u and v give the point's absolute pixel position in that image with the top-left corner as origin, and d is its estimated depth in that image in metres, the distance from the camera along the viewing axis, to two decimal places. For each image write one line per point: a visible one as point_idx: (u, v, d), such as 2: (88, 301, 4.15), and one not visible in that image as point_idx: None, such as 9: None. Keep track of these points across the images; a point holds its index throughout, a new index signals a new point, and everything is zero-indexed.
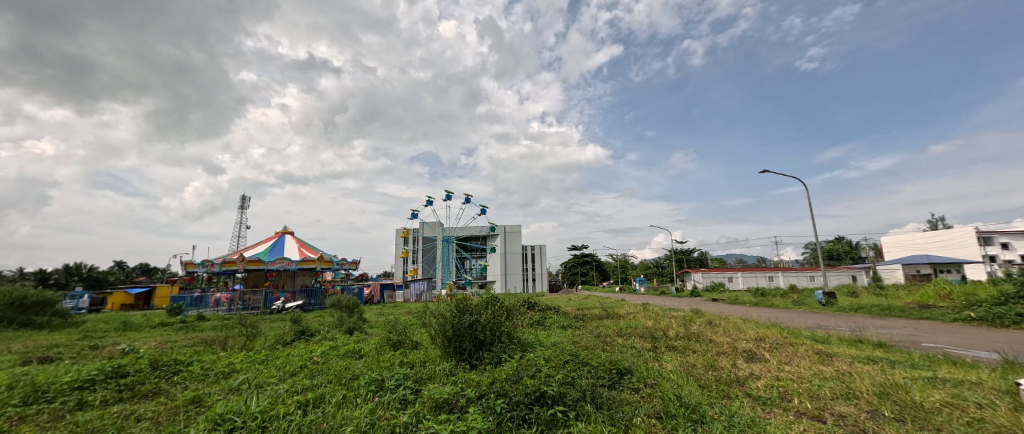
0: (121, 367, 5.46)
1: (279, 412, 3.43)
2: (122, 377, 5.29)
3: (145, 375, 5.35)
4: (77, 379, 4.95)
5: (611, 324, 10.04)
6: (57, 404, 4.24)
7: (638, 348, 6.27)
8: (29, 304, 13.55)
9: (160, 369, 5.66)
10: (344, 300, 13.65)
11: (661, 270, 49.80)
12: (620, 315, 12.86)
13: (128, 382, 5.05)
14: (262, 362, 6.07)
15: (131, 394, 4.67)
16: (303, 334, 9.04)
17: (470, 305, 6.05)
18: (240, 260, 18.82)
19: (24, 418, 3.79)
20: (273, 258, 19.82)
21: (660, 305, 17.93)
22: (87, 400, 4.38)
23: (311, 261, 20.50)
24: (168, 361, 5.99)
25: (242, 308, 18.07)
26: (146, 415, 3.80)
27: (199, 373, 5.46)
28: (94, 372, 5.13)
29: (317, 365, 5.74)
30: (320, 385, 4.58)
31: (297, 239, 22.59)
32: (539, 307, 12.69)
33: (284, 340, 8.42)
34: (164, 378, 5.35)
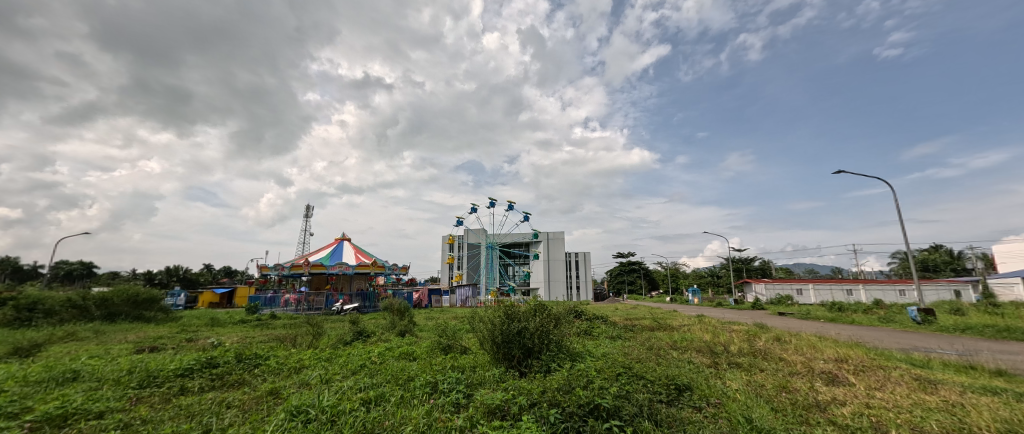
0: (213, 358, 6.19)
1: (345, 408, 3.69)
2: (214, 367, 5.99)
3: (231, 367, 6.00)
4: (180, 367, 5.70)
5: (664, 337, 9.52)
6: (164, 388, 4.90)
7: (697, 363, 5.86)
8: (141, 300, 15.85)
9: (243, 362, 6.32)
10: (396, 304, 14.35)
11: (718, 280, 46.46)
12: (674, 326, 12.17)
13: (218, 372, 5.71)
14: (327, 360, 6.55)
15: (221, 383, 5.27)
16: (361, 335, 9.64)
17: (518, 312, 6.05)
18: (305, 264, 20.57)
19: (141, 399, 4.44)
20: (333, 263, 21.42)
21: (718, 318, 16.74)
22: (187, 386, 5.01)
23: (366, 266, 21.85)
24: (250, 355, 6.69)
25: (306, 308, 19.67)
26: (234, 403, 4.27)
27: (274, 367, 6.02)
28: (193, 363, 5.86)
29: (375, 365, 6.07)
30: (379, 384, 4.84)
31: (353, 245, 24.19)
32: (586, 316, 12.38)
33: (345, 339, 9.03)
34: (246, 370, 5.96)
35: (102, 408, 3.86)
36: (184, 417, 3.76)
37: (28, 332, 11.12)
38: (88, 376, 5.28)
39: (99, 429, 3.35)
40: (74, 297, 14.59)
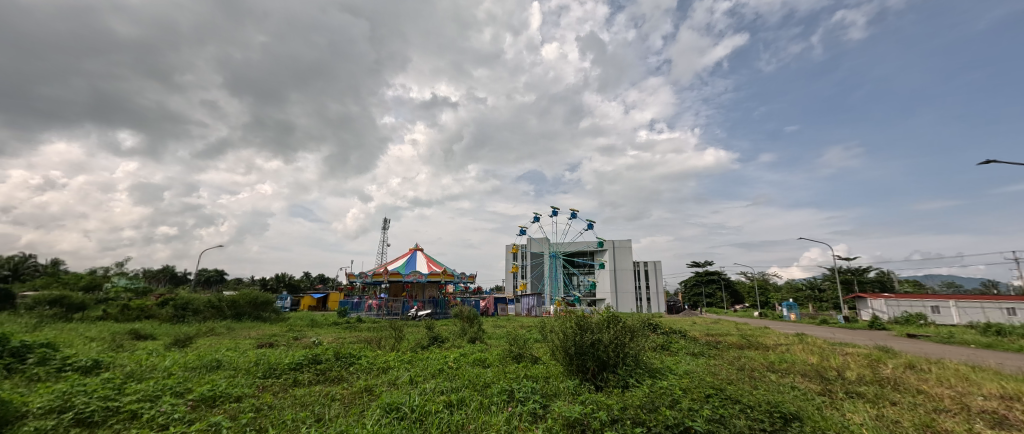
0: (317, 355, 7.02)
1: (431, 409, 3.91)
2: (318, 362, 6.81)
3: (331, 363, 6.74)
4: (292, 361, 6.57)
5: (757, 356, 8.47)
6: (282, 379, 5.67)
7: (803, 390, 5.09)
8: (259, 302, 18.68)
9: (340, 360, 7.06)
10: (466, 311, 14.90)
11: (819, 294, 40.24)
12: (768, 345, 10.77)
13: (322, 368, 6.47)
14: (409, 363, 7.02)
15: (325, 378, 5.96)
16: (437, 340, 10.16)
17: (591, 323, 5.85)
18: (385, 272, 22.44)
19: (266, 388, 5.21)
20: (408, 271, 23.06)
21: (824, 338, 14.43)
22: (299, 379, 5.74)
23: (437, 274, 23.12)
24: (346, 354, 7.46)
25: (386, 313, 21.35)
26: (336, 396, 4.78)
27: (366, 367, 6.62)
28: (302, 358, 6.73)
29: (454, 370, 6.35)
30: (459, 389, 5.04)
31: (425, 255, 25.74)
32: (662, 330, 11.56)
33: (422, 344, 9.58)
34: (342, 368, 6.64)
35: (239, 393, 4.59)
36: (299, 406, 4.30)
37: (182, 327, 13.79)
38: (227, 365, 6.35)
39: (239, 411, 3.98)
40: (212, 299, 17.69)
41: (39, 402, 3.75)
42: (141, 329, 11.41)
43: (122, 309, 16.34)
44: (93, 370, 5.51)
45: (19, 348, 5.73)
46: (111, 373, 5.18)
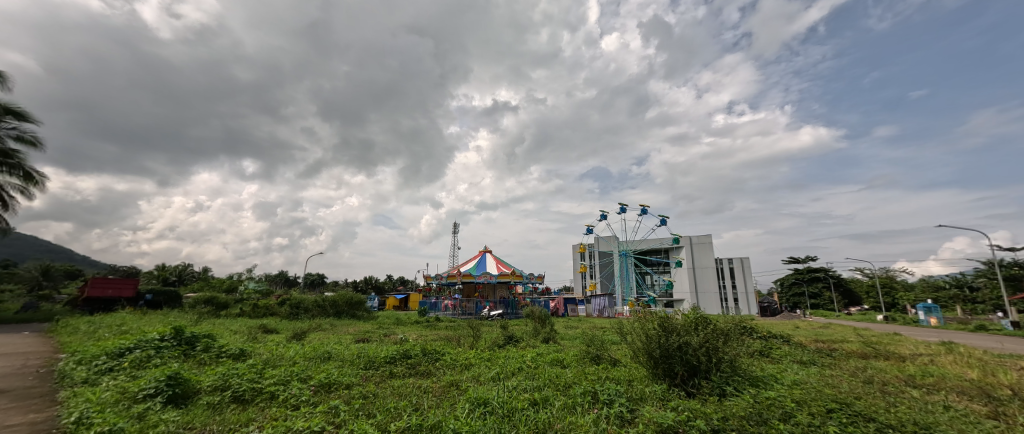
0: (407, 350, 7.61)
1: (517, 406, 4.00)
2: (409, 357, 7.38)
3: (419, 358, 7.27)
4: (387, 356, 7.22)
5: (888, 368, 7.09)
6: (380, 371, 6.27)
7: (962, 411, 4.14)
8: (354, 302, 20.93)
9: (427, 355, 7.57)
10: (537, 311, 14.93)
11: (970, 294, 32.48)
12: (903, 356, 8.94)
13: (413, 362, 7.00)
14: (489, 360, 7.26)
15: (415, 371, 6.43)
16: (513, 339, 10.33)
17: (676, 324, 5.42)
18: (458, 274, 23.55)
19: (368, 378, 5.81)
20: (479, 272, 23.93)
21: (983, 348, 11.55)
22: (394, 372, 6.29)
23: (507, 275, 23.65)
24: (432, 350, 7.96)
25: (461, 313, 22.38)
26: (428, 389, 5.12)
27: (451, 363, 7.01)
28: (395, 353, 7.35)
29: (536, 370, 6.35)
30: (541, 388, 5.07)
31: (494, 257, 26.44)
32: (759, 334, 10.30)
33: (499, 343, 9.84)
34: (429, 363, 7.10)
35: (348, 381, 5.20)
36: (399, 396, 4.70)
37: (297, 323, 16.07)
38: (335, 356, 7.22)
39: (350, 397, 4.50)
40: (317, 300, 20.33)
41: (208, 381, 4.67)
42: (268, 325, 13.57)
43: (252, 307, 19.61)
44: (240, 357, 6.68)
45: (191, 337, 7.19)
46: (253, 359, 6.23)
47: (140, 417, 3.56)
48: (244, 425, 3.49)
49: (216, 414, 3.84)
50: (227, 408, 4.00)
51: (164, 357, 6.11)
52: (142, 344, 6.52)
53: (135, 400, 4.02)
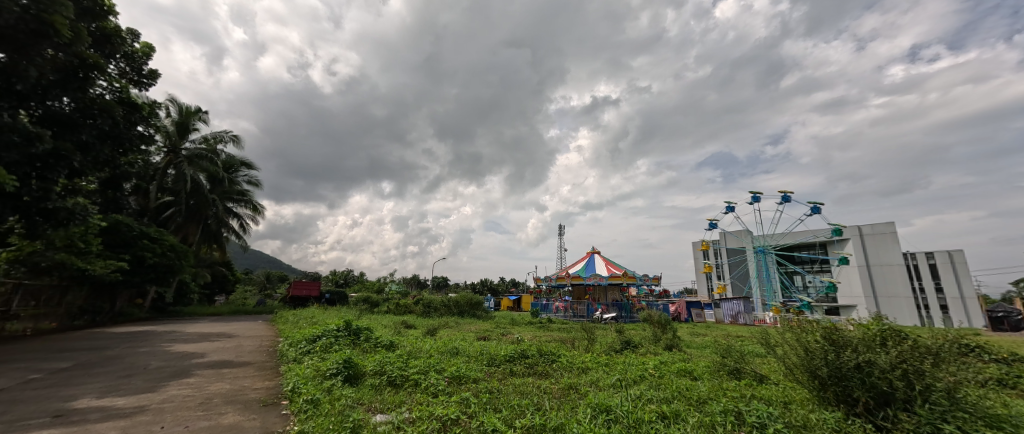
0: (524, 350, 7.85)
1: (644, 417, 3.71)
2: (526, 356, 7.59)
3: (536, 359, 7.41)
4: (507, 354, 7.57)
5: None
6: (501, 369, 6.63)
7: None
8: (473, 303, 22.71)
9: (543, 356, 7.68)
10: (656, 315, 13.60)
11: None
12: None
13: (530, 362, 7.18)
14: (607, 365, 6.97)
15: (533, 371, 6.57)
16: (630, 345, 9.70)
17: (850, 338, 4.26)
18: (567, 276, 23.39)
19: (491, 374, 6.20)
20: (588, 274, 23.36)
21: None
22: (514, 370, 6.56)
23: (617, 277, 22.52)
24: (547, 351, 8.02)
25: (573, 315, 22.13)
26: (548, 390, 5.17)
27: (567, 365, 6.96)
28: (513, 352, 7.65)
29: (660, 379, 5.84)
30: (670, 401, 4.61)
31: (603, 258, 25.57)
32: (993, 357, 7.43)
33: (615, 348, 9.33)
34: (546, 363, 7.20)
35: (475, 376, 5.61)
36: (520, 393, 4.86)
37: (429, 320, 18.31)
38: (461, 352, 7.91)
39: (478, 390, 4.86)
40: (444, 300, 22.84)
41: (370, 366, 5.62)
42: (407, 321, 15.81)
43: (395, 306, 23.09)
44: (390, 347, 7.91)
45: (356, 329, 8.80)
46: (400, 350, 7.31)
47: (329, 391, 4.50)
48: (398, 406, 4.09)
49: (378, 393, 4.61)
50: (385, 390, 4.76)
51: (340, 343, 7.65)
52: (326, 333, 8.31)
53: (325, 377, 5.10)
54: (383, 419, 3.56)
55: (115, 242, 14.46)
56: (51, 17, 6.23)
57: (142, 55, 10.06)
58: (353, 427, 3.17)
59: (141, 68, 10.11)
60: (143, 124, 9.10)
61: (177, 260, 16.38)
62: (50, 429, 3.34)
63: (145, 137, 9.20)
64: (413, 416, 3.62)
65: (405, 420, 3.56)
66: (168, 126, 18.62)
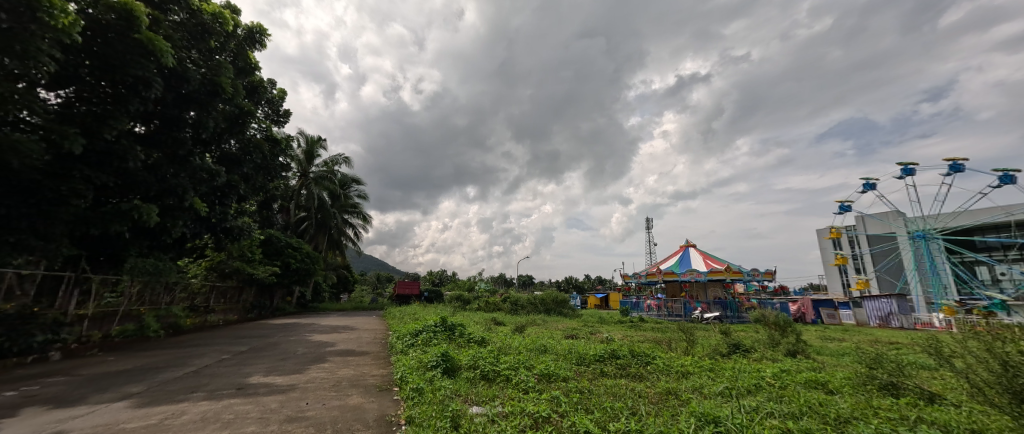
0: (615, 349, 7.48)
1: None
2: (618, 357, 7.22)
3: (628, 360, 7.00)
4: (596, 354, 7.33)
5: None
6: (591, 368, 6.45)
7: None
8: (559, 301, 22.54)
9: (637, 357, 7.21)
10: (773, 316, 11.82)
11: None
12: None
13: (622, 363, 6.83)
14: (712, 371, 6.25)
15: (627, 373, 6.22)
16: (740, 349, 8.54)
17: None
18: (658, 272, 21.58)
19: (581, 373, 6.06)
20: (684, 270, 21.19)
21: None
22: (604, 370, 6.31)
23: (719, 272, 19.92)
24: (641, 352, 7.51)
25: (668, 314, 20.29)
26: (643, 393, 4.85)
27: (664, 368, 6.42)
28: (603, 352, 7.36)
29: (782, 391, 4.99)
30: (797, 417, 3.92)
31: (700, 251, 23.18)
32: None
33: (722, 352, 8.30)
34: (640, 365, 6.76)
35: (565, 374, 5.54)
36: (612, 395, 4.65)
37: (518, 318, 18.74)
38: (549, 350, 7.89)
39: (568, 389, 4.79)
40: (530, 298, 23.19)
41: (465, 360, 5.94)
42: (497, 318, 16.42)
43: (485, 303, 24.22)
44: (482, 343, 8.28)
45: (451, 324, 9.43)
46: (492, 346, 7.62)
47: (431, 381, 4.90)
48: (491, 399, 4.24)
49: (473, 386, 4.86)
50: (479, 383, 5.00)
51: (438, 338, 8.28)
52: (427, 328, 9.10)
53: (427, 368, 5.57)
54: (478, 411, 3.72)
55: (270, 251, 17.93)
56: (218, 79, 8.02)
57: (278, 98, 12.24)
58: (452, 416, 3.37)
59: (278, 109, 12.31)
60: (283, 155, 11.12)
61: (311, 265, 19.59)
62: (234, 398, 4.23)
63: (285, 166, 11.23)
64: (506, 411, 3.71)
65: (499, 414, 3.67)
66: (299, 154, 22.36)
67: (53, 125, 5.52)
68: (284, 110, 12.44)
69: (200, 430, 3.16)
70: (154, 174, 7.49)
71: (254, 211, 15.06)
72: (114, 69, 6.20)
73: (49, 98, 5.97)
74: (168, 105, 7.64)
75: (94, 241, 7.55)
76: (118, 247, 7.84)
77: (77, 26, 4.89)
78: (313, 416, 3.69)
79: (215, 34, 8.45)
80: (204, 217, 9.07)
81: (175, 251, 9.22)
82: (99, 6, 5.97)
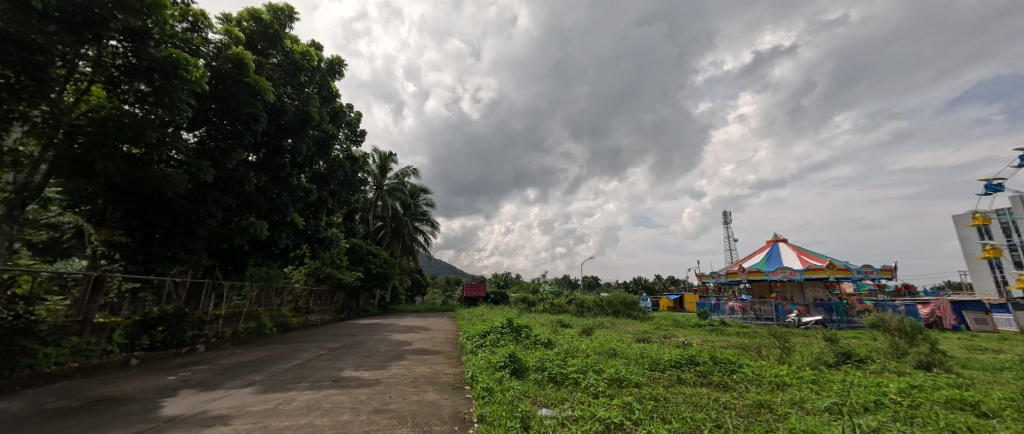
0: (694, 356, 6.95)
1: None
2: (697, 364, 6.70)
3: (710, 367, 6.45)
4: (672, 359, 6.89)
5: None
6: (667, 375, 6.08)
7: None
8: (628, 303, 21.61)
9: (720, 365, 6.60)
10: (895, 321, 9.98)
11: None
12: None
13: (702, 370, 6.31)
14: (814, 383, 5.48)
15: (708, 382, 5.73)
16: (852, 358, 7.31)
17: None
18: (742, 270, 19.51)
19: (656, 380, 5.74)
20: (773, 268, 18.86)
21: None
22: (682, 377, 5.90)
23: (819, 270, 17.37)
24: (724, 359, 6.87)
25: (756, 317, 18.14)
26: (729, 405, 4.42)
27: (754, 378, 5.78)
28: (680, 358, 6.89)
29: (912, 410, 4.16)
30: None
31: (792, 247, 20.52)
32: None
33: (828, 361, 7.20)
34: (724, 374, 6.18)
35: (637, 380, 5.30)
36: (692, 405, 4.33)
37: (585, 320, 18.34)
38: (620, 354, 7.61)
39: (642, 396, 4.57)
40: (597, 299, 22.60)
41: (533, 362, 6.00)
42: (563, 320, 16.27)
43: (550, 305, 24.17)
44: (549, 345, 8.28)
45: (517, 326, 9.59)
46: (559, 349, 7.59)
47: (500, 381, 5.04)
48: (561, 402, 4.23)
49: (542, 388, 4.89)
50: (547, 386, 5.02)
51: (505, 339, 8.47)
52: (495, 329, 9.37)
53: (497, 368, 5.74)
54: (548, 414, 3.73)
55: (354, 257, 19.92)
56: (308, 109, 9.26)
57: (355, 120, 13.60)
58: (522, 417, 3.42)
59: (356, 130, 13.66)
60: (361, 171, 12.32)
61: (389, 270, 21.31)
62: (331, 389, 4.81)
63: (363, 180, 12.39)
64: (575, 415, 3.67)
65: (569, 417, 3.65)
66: (375, 168, 24.50)
67: (193, 159, 6.79)
68: (361, 130, 13.76)
69: (306, 415, 3.65)
70: (263, 195, 8.79)
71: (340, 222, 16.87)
72: (232, 109, 7.44)
73: (190, 138, 7.36)
74: (272, 135, 8.95)
75: (224, 253, 9.10)
76: (240, 258, 9.35)
77: (205, 76, 5.99)
78: (396, 409, 4.03)
79: (304, 70, 9.68)
80: (302, 230, 10.40)
81: (281, 260, 10.70)
82: (220, 58, 7.25)
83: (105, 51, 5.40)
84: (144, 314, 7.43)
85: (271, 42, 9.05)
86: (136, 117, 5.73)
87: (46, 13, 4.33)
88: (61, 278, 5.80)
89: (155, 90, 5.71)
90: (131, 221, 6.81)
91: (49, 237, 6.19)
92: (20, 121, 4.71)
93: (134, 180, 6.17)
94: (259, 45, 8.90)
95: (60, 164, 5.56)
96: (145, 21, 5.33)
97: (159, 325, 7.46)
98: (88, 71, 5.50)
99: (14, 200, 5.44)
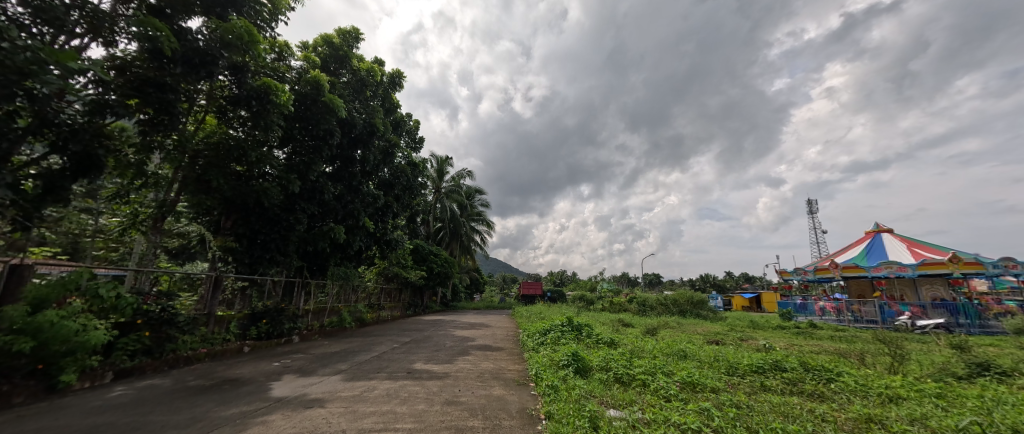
0: (779, 361, 6.29)
1: None
2: (783, 370, 6.05)
3: (801, 374, 5.79)
4: (753, 364, 6.32)
5: None
6: (748, 381, 5.58)
7: None
8: (695, 302, 20.20)
9: (813, 372, 5.88)
10: None
11: None
12: None
13: (790, 377, 5.69)
14: (936, 397, 4.66)
15: (797, 391, 5.15)
16: (991, 371, 6.05)
17: None
18: (834, 267, 17.13)
19: (735, 385, 5.31)
20: (875, 263, 16.31)
21: None
22: (767, 384, 5.39)
23: (940, 265, 14.64)
24: (817, 366, 6.11)
25: (854, 320, 15.82)
26: (828, 417, 3.94)
27: (857, 390, 5.05)
28: (762, 363, 6.28)
29: None
30: None
31: (901, 237, 17.63)
32: None
33: (956, 373, 6.04)
34: (819, 382, 5.50)
35: (715, 385, 4.94)
36: (783, 415, 3.94)
37: (647, 320, 17.50)
38: (690, 355, 7.18)
39: (720, 402, 4.27)
40: (660, 298, 21.44)
41: (597, 361, 5.88)
42: (625, 319, 15.70)
43: (610, 304, 23.45)
44: (613, 345, 8.05)
45: (578, 325, 9.44)
46: (624, 348, 7.39)
47: (564, 379, 5.03)
48: (629, 404, 4.10)
49: (608, 388, 4.78)
50: (614, 386, 4.89)
51: (566, 337, 8.40)
52: (555, 327, 9.35)
53: (561, 366, 5.72)
54: (617, 415, 3.65)
55: (417, 257, 21.18)
56: (374, 121, 10.02)
57: (414, 127, 14.39)
58: (591, 417, 3.38)
59: (416, 137, 14.46)
60: (421, 176, 13.00)
61: (449, 269, 22.30)
62: (406, 380, 5.16)
63: (424, 185, 13.01)
64: (647, 418, 3.54)
65: (640, 420, 3.53)
66: (433, 172, 25.74)
67: (284, 173, 7.70)
68: (419, 137, 14.50)
69: (387, 403, 3.97)
70: (340, 202, 9.68)
71: (405, 224, 18.08)
72: (314, 127, 8.31)
73: (281, 155, 8.38)
74: (345, 148, 9.84)
75: (310, 255, 10.25)
76: (324, 258, 10.46)
77: (290, 99, 6.74)
78: (466, 401, 4.22)
79: (369, 84, 10.38)
80: (373, 233, 11.30)
81: (357, 261, 11.70)
82: (301, 82, 8.16)
83: (215, 85, 6.33)
84: (251, 308, 8.60)
85: (341, 62, 10.00)
86: (239, 140, 6.66)
87: (173, 58, 5.21)
88: (189, 278, 7.06)
89: (254, 114, 6.58)
90: (240, 229, 7.93)
91: (180, 244, 8.31)
92: (158, 150, 5.76)
93: (242, 193, 7.14)
94: (331, 66, 9.88)
95: (187, 183, 6.70)
96: (245, 56, 6.12)
97: (263, 318, 8.55)
98: (204, 103, 6.51)
99: (156, 214, 6.67)
